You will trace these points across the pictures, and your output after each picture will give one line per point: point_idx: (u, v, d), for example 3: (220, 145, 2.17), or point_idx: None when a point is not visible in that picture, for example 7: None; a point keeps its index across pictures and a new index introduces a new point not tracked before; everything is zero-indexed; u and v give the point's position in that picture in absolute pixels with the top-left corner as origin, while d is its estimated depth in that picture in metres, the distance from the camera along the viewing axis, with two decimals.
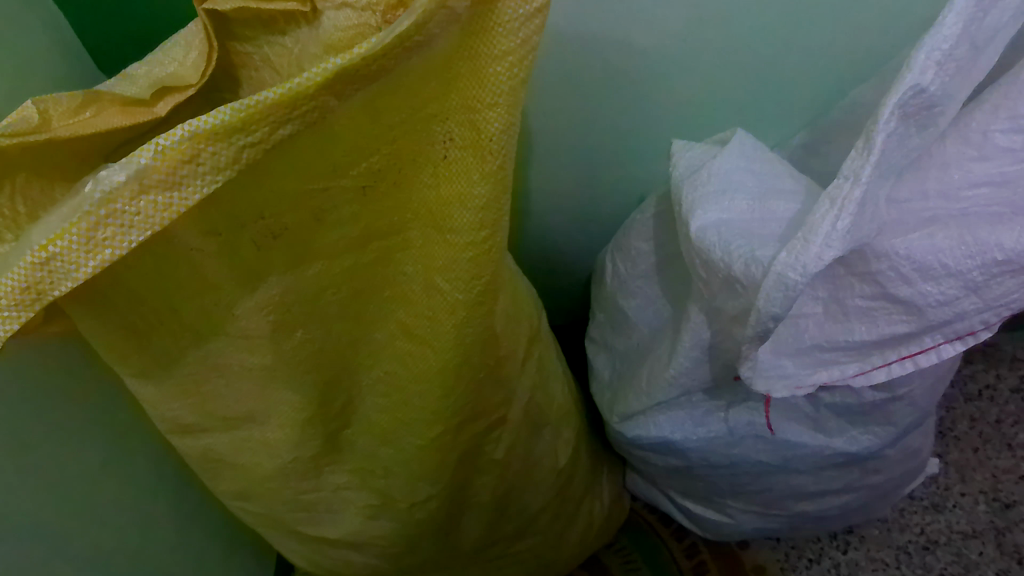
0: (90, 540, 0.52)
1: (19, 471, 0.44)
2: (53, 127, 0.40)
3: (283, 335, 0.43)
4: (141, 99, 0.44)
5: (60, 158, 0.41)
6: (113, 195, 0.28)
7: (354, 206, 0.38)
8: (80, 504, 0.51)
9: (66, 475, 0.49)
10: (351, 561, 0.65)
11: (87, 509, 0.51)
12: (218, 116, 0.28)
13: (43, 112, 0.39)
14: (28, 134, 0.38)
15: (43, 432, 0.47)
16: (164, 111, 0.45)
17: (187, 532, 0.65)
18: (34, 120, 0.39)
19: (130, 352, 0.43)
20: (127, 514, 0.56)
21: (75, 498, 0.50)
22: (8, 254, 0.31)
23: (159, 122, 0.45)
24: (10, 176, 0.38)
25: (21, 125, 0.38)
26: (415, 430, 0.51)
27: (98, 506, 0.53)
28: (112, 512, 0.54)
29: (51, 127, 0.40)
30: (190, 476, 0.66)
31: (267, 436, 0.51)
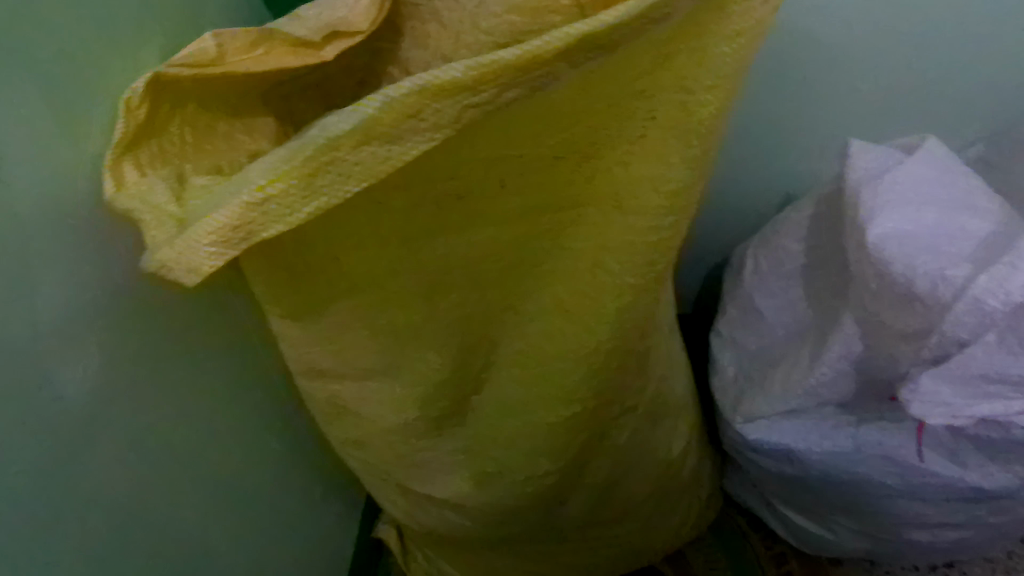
0: (199, 463, 0.53)
1: (129, 387, 0.45)
2: (227, 61, 0.42)
3: (436, 293, 0.43)
4: (310, 40, 0.43)
5: (227, 90, 0.44)
6: (336, 143, 0.27)
7: (540, 177, 0.37)
8: (196, 427, 0.52)
9: (187, 397, 0.51)
10: (450, 521, 0.66)
11: (202, 433, 0.53)
12: (452, 72, 0.27)
13: (220, 46, 0.41)
14: (203, 67, 0.41)
15: (164, 357, 0.48)
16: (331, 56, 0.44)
17: (292, 469, 0.67)
18: (210, 53, 0.41)
19: (287, 293, 0.44)
20: (242, 442, 0.58)
21: (191, 421, 0.52)
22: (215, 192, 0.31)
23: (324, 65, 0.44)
24: (179, 105, 0.42)
25: (198, 58, 0.41)
26: (549, 407, 0.50)
27: (214, 433, 0.55)
28: (226, 441, 0.56)
29: (225, 61, 0.42)
30: (302, 415, 0.68)
31: (397, 390, 0.52)
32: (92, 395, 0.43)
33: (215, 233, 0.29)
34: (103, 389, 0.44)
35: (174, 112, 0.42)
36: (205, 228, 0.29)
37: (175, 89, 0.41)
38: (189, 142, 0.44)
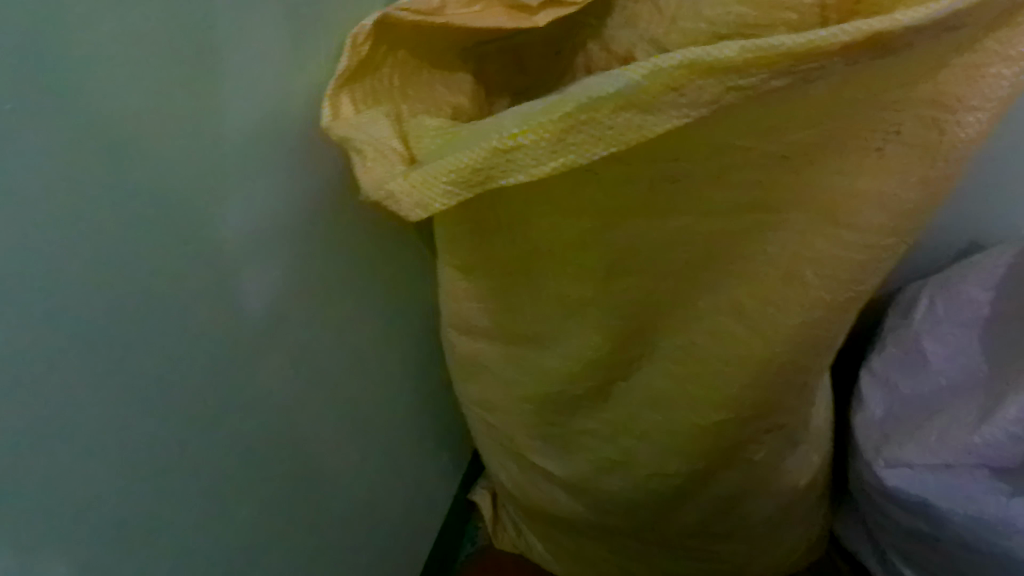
0: (337, 389, 0.57)
1: (297, 303, 0.50)
2: (448, 13, 0.46)
3: (617, 275, 0.44)
4: (526, 6, 0.47)
5: (438, 41, 0.48)
6: (596, 105, 0.28)
7: (760, 176, 0.36)
8: (341, 353, 0.56)
9: (339, 323, 0.55)
10: (558, 499, 0.67)
11: (346, 359, 0.57)
12: (727, 51, 0.27)
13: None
14: (426, 15, 0.45)
15: (330, 282, 0.52)
16: (542, 22, 0.48)
17: (418, 415, 0.70)
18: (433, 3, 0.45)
19: (473, 245, 0.45)
20: (377, 379, 0.62)
21: (339, 347, 0.56)
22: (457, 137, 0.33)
23: (534, 30, 0.48)
24: (393, 50, 0.47)
25: (423, 5, 0.45)
26: (698, 408, 0.50)
27: (356, 363, 0.58)
28: (365, 372, 0.60)
29: (446, 13, 0.46)
30: (438, 367, 0.71)
31: (546, 360, 0.53)
32: (267, 308, 0.48)
33: (458, 172, 0.30)
34: (277, 303, 0.48)
35: (389, 55, 0.47)
36: (451, 165, 0.30)
37: (393, 34, 0.46)
38: (397, 86, 0.48)
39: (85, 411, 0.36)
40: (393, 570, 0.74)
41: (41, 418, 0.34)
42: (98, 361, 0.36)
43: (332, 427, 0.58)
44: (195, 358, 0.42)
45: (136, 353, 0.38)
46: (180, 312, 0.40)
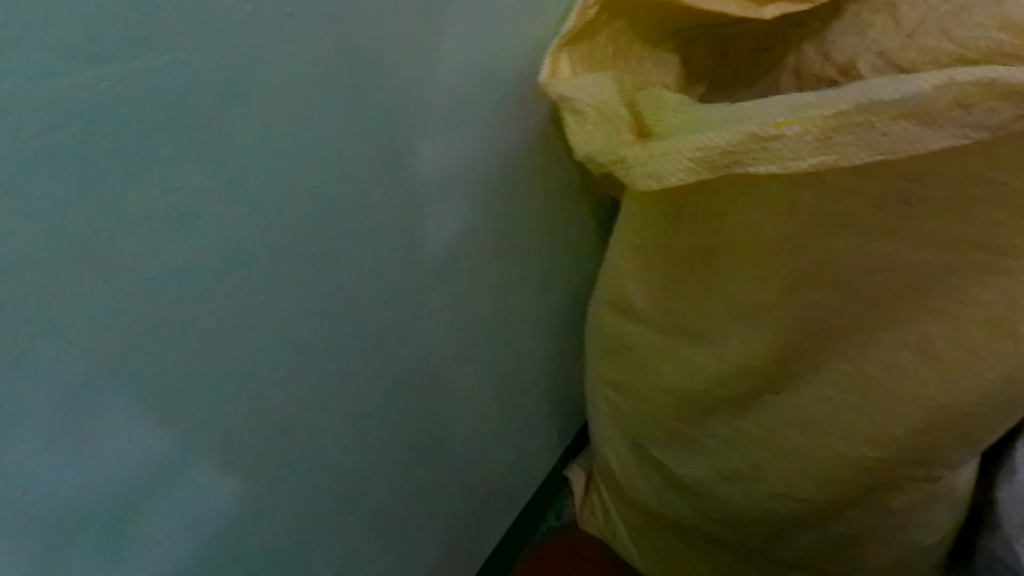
0: (483, 342, 0.59)
1: (471, 249, 0.52)
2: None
3: (807, 283, 0.43)
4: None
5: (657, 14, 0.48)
6: (875, 110, 0.32)
7: (996, 212, 0.37)
8: (496, 306, 0.58)
9: (500, 278, 0.56)
10: (665, 496, 0.66)
11: (499, 314, 0.58)
12: (1015, 79, 0.30)
13: None
14: None
15: (505, 237, 0.54)
16: (768, 16, 0.46)
17: (544, 383, 0.71)
18: None
19: (668, 224, 0.46)
20: (518, 339, 0.63)
21: (495, 301, 0.57)
22: (713, 119, 0.37)
23: (759, 23, 0.47)
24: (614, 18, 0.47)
25: None
26: (849, 438, 0.48)
27: (505, 321, 0.60)
28: (510, 330, 0.61)
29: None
30: (573, 342, 0.71)
31: (696, 358, 0.52)
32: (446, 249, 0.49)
33: (724, 145, 0.34)
34: (456, 246, 0.50)
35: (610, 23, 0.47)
36: (719, 140, 0.34)
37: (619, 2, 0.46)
38: (610, 54, 0.48)
39: (282, 309, 0.39)
40: (486, 525, 0.76)
41: (253, 306, 0.37)
42: (300, 265, 0.39)
43: (466, 378, 0.59)
44: (376, 279, 0.45)
45: (332, 262, 0.41)
46: (372, 231, 0.43)
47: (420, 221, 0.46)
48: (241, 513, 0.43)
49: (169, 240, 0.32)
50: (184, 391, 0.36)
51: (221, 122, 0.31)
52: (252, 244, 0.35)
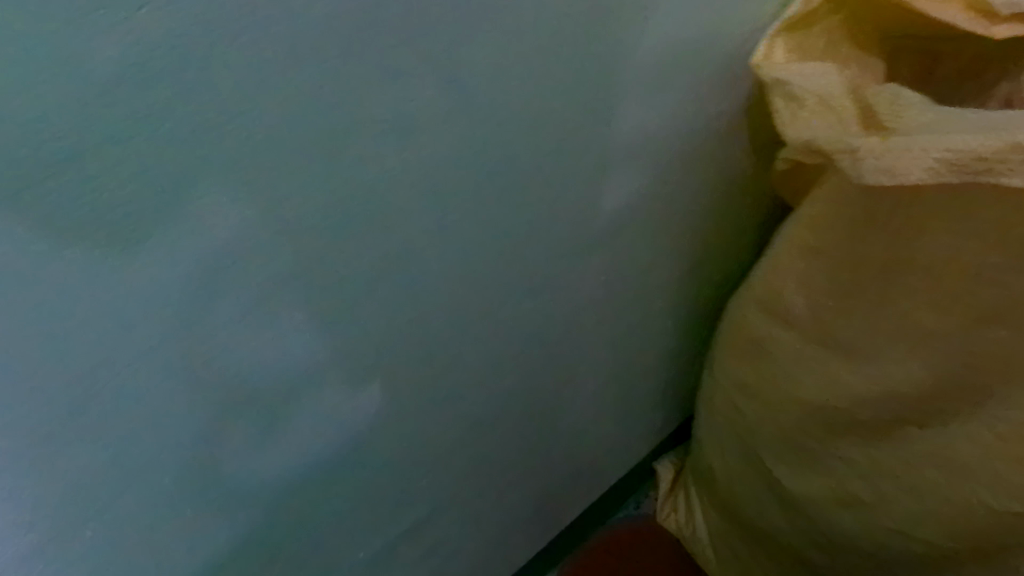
0: (620, 316, 0.59)
1: (634, 223, 0.52)
2: None
3: (995, 317, 0.41)
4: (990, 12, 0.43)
5: (874, 16, 0.47)
6: None
7: None
8: (640, 284, 0.57)
9: (652, 257, 0.56)
10: (765, 507, 0.65)
11: (640, 293, 0.58)
12: None
13: None
14: None
15: (667, 217, 0.54)
16: (999, 35, 0.43)
17: (662, 371, 0.71)
18: None
19: (857, 228, 0.46)
20: (652, 322, 0.63)
21: (642, 279, 0.57)
22: (961, 121, 0.38)
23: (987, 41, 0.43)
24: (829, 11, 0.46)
25: None
26: (994, 494, 0.46)
27: (644, 300, 0.59)
28: (647, 311, 0.61)
29: None
30: (699, 337, 0.71)
31: (842, 375, 0.51)
32: (613, 217, 0.49)
33: (980, 147, 0.35)
34: (622, 217, 0.50)
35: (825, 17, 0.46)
36: (977, 141, 0.35)
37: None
38: (823, 47, 0.47)
39: (460, 240, 0.41)
40: (572, 495, 0.76)
41: (437, 232, 0.39)
42: (484, 202, 0.40)
43: (598, 349, 0.60)
44: (544, 232, 0.46)
45: (513, 206, 0.42)
46: (555, 184, 0.43)
47: (596, 189, 0.46)
48: (376, 426, 0.47)
49: (385, 168, 0.34)
50: (358, 304, 0.39)
51: (452, 50, 0.33)
52: (446, 180, 0.38)
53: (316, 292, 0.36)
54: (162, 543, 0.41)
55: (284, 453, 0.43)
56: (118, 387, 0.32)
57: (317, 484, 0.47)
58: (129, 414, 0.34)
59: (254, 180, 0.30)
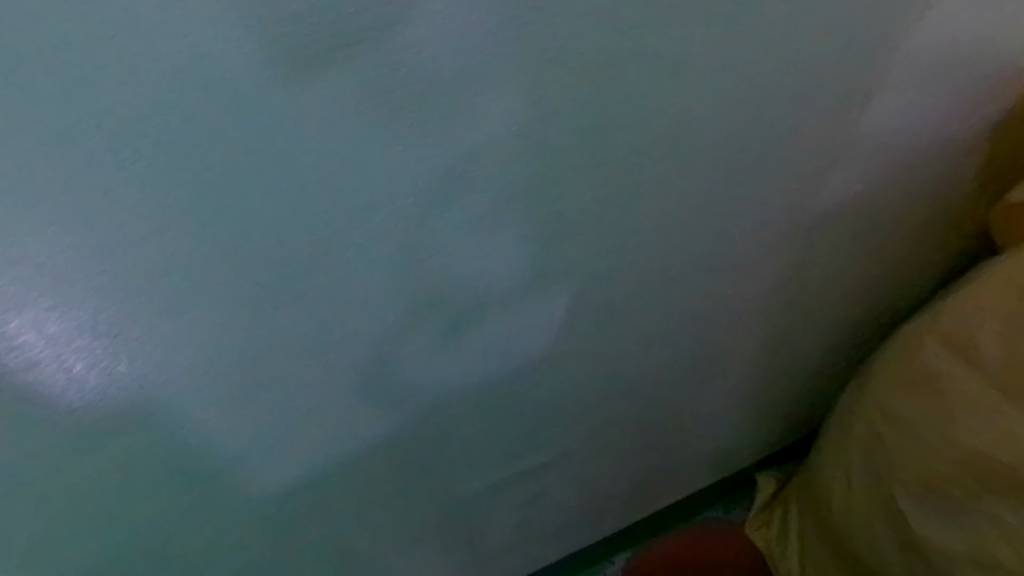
0: (781, 315, 0.57)
1: (831, 222, 0.49)
2: None
3: None
4: None
5: None
6: None
7: None
8: (811, 286, 0.55)
9: (832, 260, 0.54)
10: (879, 546, 0.62)
11: (808, 295, 0.56)
12: None
13: None
14: None
15: (862, 222, 0.51)
16: None
17: (796, 383, 0.68)
18: None
19: None
20: (806, 328, 0.60)
21: (814, 282, 0.55)
22: None
23: None
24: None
25: None
26: None
27: (809, 304, 0.57)
28: (806, 317, 0.59)
29: None
30: (843, 358, 0.68)
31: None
32: (816, 212, 0.47)
33: None
34: (824, 213, 0.48)
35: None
36: None
37: None
38: None
39: (672, 198, 0.40)
40: (669, 483, 0.75)
41: (655, 183, 0.38)
42: (708, 165, 0.39)
43: (750, 346, 0.58)
44: (748, 211, 0.44)
45: (733, 177, 0.41)
46: (778, 163, 0.42)
47: (814, 179, 0.45)
48: (529, 365, 0.47)
49: (635, 103, 0.34)
50: (562, 239, 0.39)
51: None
52: (684, 133, 0.36)
53: (530, 214, 0.36)
54: (322, 424, 0.42)
55: (444, 368, 0.43)
56: (336, 259, 0.33)
57: (463, 409, 0.47)
58: (338, 288, 0.35)
59: (515, 86, 0.30)
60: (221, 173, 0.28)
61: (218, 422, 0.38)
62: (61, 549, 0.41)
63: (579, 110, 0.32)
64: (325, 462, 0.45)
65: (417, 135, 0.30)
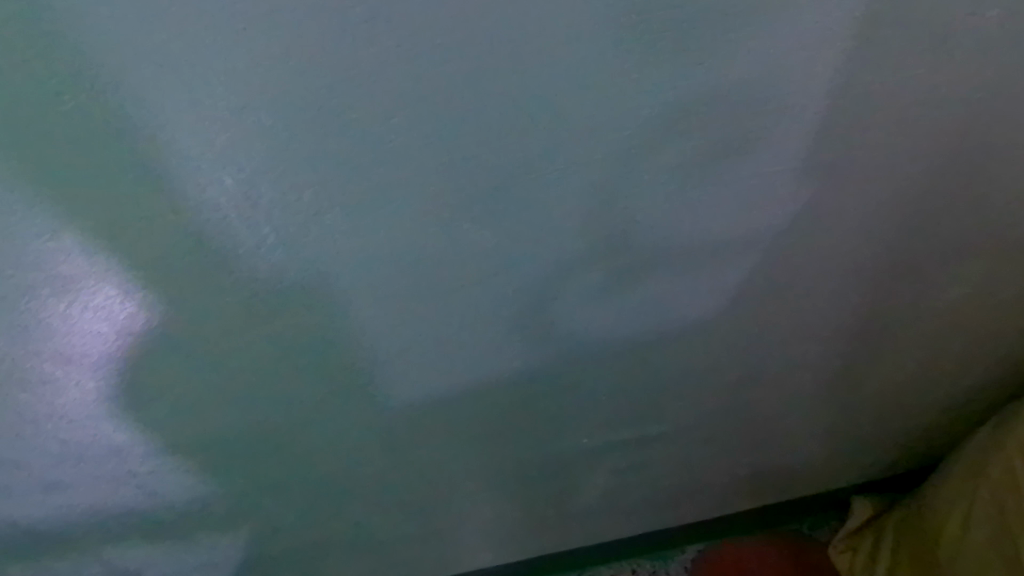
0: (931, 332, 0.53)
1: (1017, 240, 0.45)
2: None
3: None
4: None
5: None
6: None
7: None
8: (973, 307, 0.51)
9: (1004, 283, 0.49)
10: None
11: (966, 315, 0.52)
12: None
13: None
14: None
15: None
16: None
17: (919, 408, 0.64)
18: None
19: None
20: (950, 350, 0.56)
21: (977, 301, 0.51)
22: None
23: None
24: None
25: None
26: None
27: (962, 325, 0.53)
28: (955, 339, 0.55)
29: None
30: (976, 393, 0.63)
31: None
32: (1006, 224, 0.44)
33: None
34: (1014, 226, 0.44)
35: None
36: None
37: None
38: None
39: (870, 184, 0.37)
40: (757, 488, 0.72)
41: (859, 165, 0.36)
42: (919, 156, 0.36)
43: (899, 355, 0.55)
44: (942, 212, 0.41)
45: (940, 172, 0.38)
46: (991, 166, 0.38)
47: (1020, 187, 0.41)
48: (666, 336, 0.45)
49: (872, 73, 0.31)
50: (759, 202, 0.36)
51: None
52: (908, 114, 0.33)
53: (731, 173, 0.34)
54: (462, 349, 0.40)
55: (583, 321, 0.41)
56: (517, 192, 0.32)
57: (586, 366, 0.46)
58: (511, 224, 0.33)
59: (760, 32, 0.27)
60: (441, 84, 0.26)
61: (368, 330, 0.37)
62: (193, 421, 0.41)
63: (838, 61, 0.30)
64: (440, 394, 0.44)
65: (671, 57, 0.28)
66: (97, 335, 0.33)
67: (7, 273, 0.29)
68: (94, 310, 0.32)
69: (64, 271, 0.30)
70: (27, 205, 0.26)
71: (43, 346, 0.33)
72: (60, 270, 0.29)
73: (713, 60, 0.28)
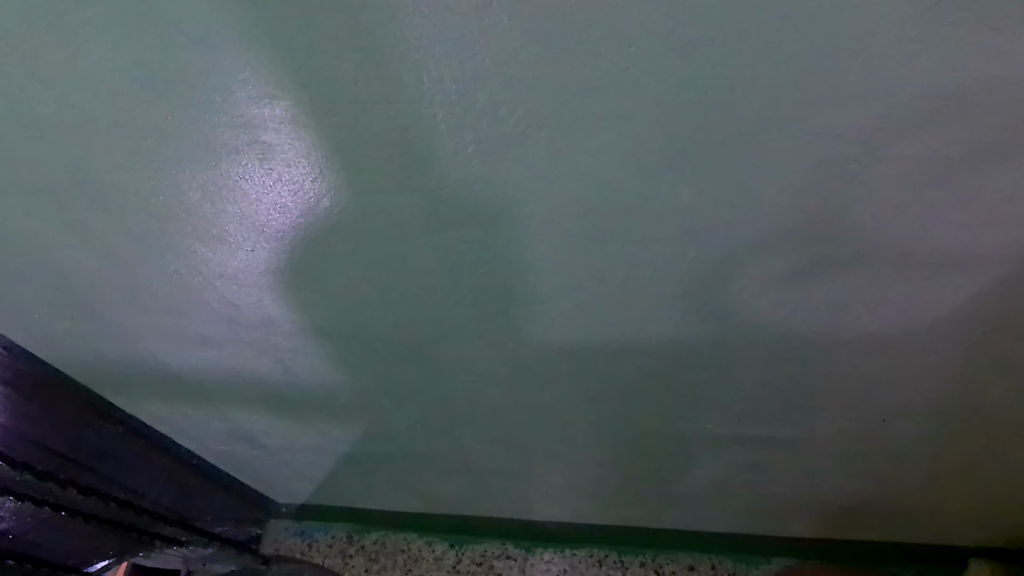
0: None
1: None
2: None
3: None
4: None
5: None
6: None
7: None
8: None
9: None
10: None
11: None
12: None
13: None
14: None
15: None
16: None
17: None
18: None
19: None
20: None
21: None
22: None
23: None
24: None
25: None
26: None
27: None
28: None
29: None
30: None
31: None
32: None
33: None
34: None
35: None
36: None
37: None
38: None
39: None
40: (871, 521, 0.67)
41: None
42: None
43: None
44: None
45: None
46: None
47: None
48: (827, 342, 0.41)
49: None
50: (985, 223, 0.32)
51: None
52: None
53: (962, 186, 0.30)
54: (613, 303, 0.39)
55: (745, 305, 0.39)
56: (721, 158, 0.29)
57: (732, 352, 0.43)
58: (704, 188, 0.31)
59: None
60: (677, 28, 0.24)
61: (526, 261, 0.36)
62: (342, 310, 0.42)
63: None
64: (577, 342, 0.43)
65: (959, 42, 0.24)
66: (282, 207, 0.34)
67: (217, 128, 0.30)
68: (284, 182, 0.32)
69: (268, 138, 0.30)
70: (254, 66, 0.27)
71: (230, 207, 0.35)
72: (264, 136, 0.30)
73: (1008, 56, 0.24)
